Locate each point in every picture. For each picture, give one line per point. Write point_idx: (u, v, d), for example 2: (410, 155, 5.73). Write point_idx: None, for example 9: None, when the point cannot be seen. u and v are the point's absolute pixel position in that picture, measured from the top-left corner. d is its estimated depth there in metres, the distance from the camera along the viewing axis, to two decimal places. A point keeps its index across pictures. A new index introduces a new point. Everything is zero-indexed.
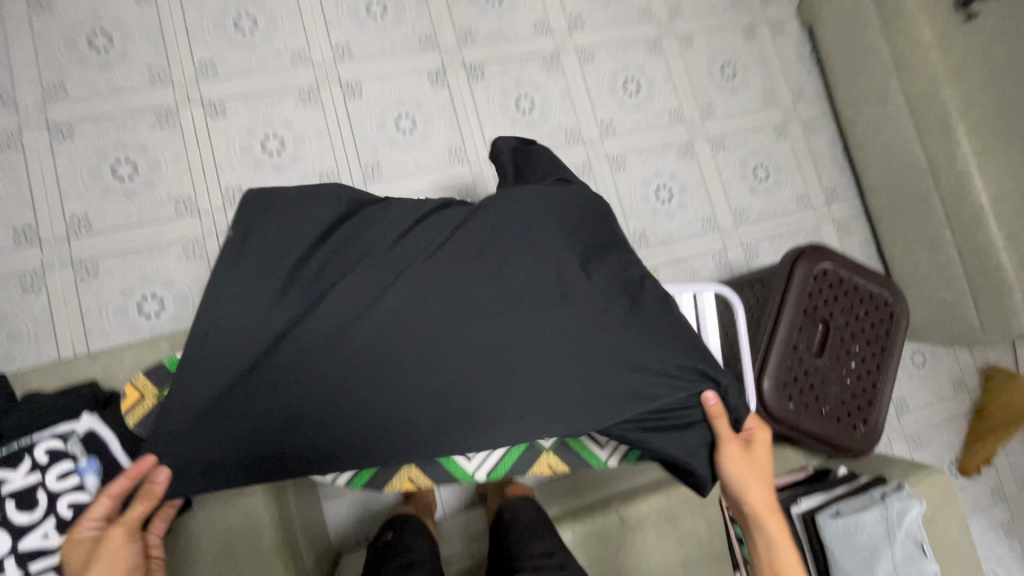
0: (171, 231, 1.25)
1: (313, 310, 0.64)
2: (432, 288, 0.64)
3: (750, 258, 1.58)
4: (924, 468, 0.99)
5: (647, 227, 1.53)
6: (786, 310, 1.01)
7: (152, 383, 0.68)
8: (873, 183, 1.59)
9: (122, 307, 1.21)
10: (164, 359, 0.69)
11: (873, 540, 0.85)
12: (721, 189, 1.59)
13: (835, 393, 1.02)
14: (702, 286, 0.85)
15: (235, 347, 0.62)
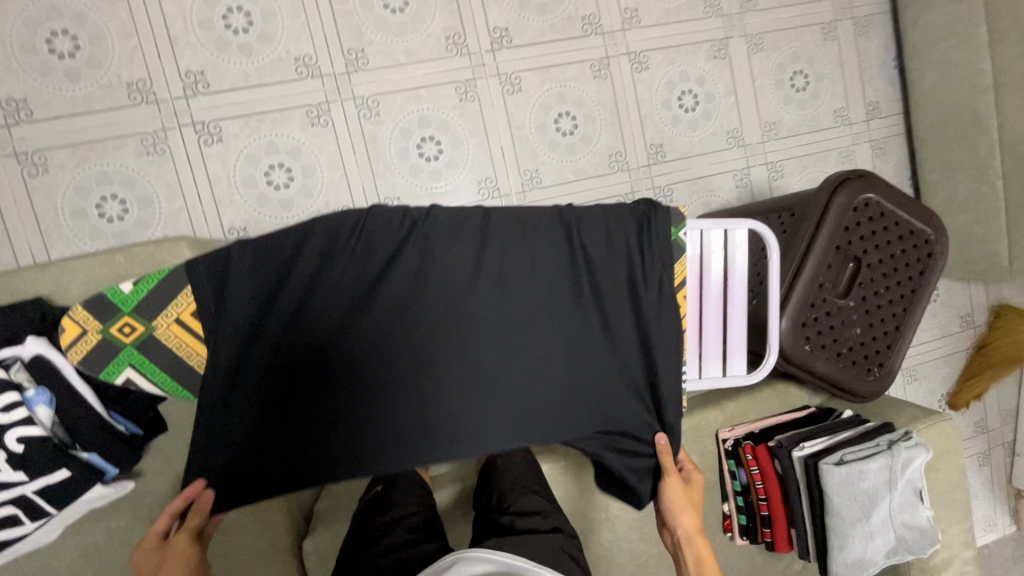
0: (130, 123, 1.09)
1: (307, 255, 0.62)
2: (435, 245, 0.65)
3: (774, 179, 1.44)
4: (934, 416, 0.95)
5: (664, 139, 1.37)
6: (817, 246, 0.91)
7: (94, 316, 0.61)
8: (922, 99, 1.41)
9: (83, 212, 1.09)
10: (106, 290, 0.60)
11: (872, 487, 0.84)
12: (753, 97, 1.41)
13: (855, 336, 0.95)
14: (732, 224, 0.73)
15: (233, 297, 0.61)
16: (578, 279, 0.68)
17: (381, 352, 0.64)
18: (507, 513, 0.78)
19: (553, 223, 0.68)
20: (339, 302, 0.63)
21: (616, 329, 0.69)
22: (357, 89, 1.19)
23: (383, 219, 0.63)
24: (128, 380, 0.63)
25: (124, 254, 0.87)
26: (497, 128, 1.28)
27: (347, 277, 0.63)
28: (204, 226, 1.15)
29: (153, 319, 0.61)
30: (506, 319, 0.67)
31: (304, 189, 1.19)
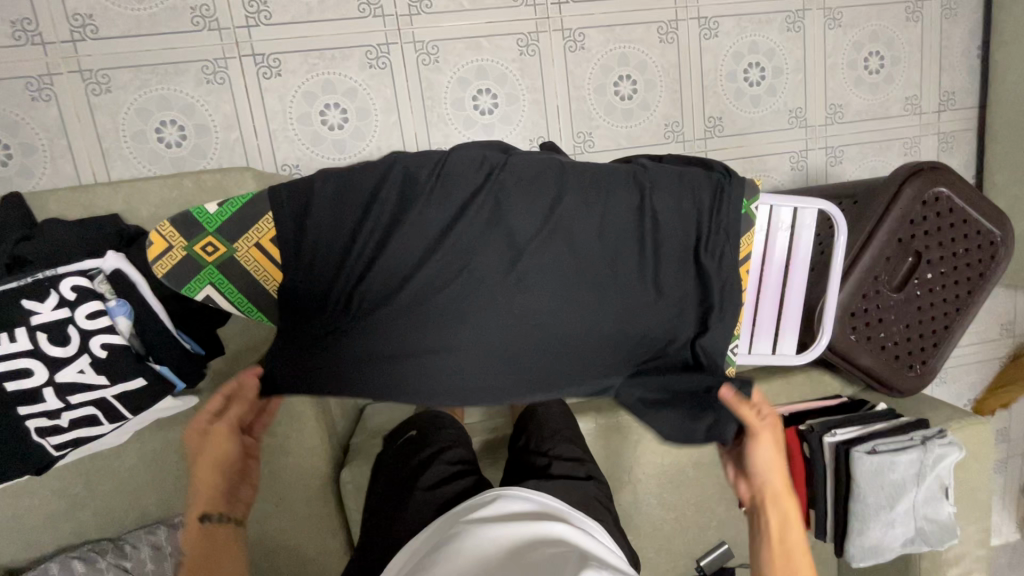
0: (193, 49, 1.09)
1: (387, 190, 0.64)
2: (510, 192, 0.65)
3: (832, 164, 1.40)
4: (971, 418, 0.95)
5: (724, 112, 1.33)
6: (879, 237, 0.89)
7: (180, 233, 0.63)
8: (1001, 95, 1.34)
9: (143, 132, 1.10)
10: (192, 208, 0.62)
11: (900, 478, 0.86)
12: (822, 76, 1.35)
13: (903, 330, 0.94)
14: (804, 203, 0.73)
15: (311, 224, 0.63)
16: (646, 238, 0.68)
17: (447, 290, 0.64)
18: (543, 458, 0.80)
19: (626, 182, 0.68)
20: (408, 244, 0.64)
21: (679, 285, 0.71)
22: (418, 33, 1.16)
23: (462, 163, 0.65)
24: (207, 297, 0.65)
25: (190, 179, 0.88)
26: (555, 86, 1.25)
27: (423, 214, 0.64)
28: (259, 160, 1.16)
29: (236, 242, 0.63)
30: (572, 271, 0.67)
31: (357, 132, 1.19)
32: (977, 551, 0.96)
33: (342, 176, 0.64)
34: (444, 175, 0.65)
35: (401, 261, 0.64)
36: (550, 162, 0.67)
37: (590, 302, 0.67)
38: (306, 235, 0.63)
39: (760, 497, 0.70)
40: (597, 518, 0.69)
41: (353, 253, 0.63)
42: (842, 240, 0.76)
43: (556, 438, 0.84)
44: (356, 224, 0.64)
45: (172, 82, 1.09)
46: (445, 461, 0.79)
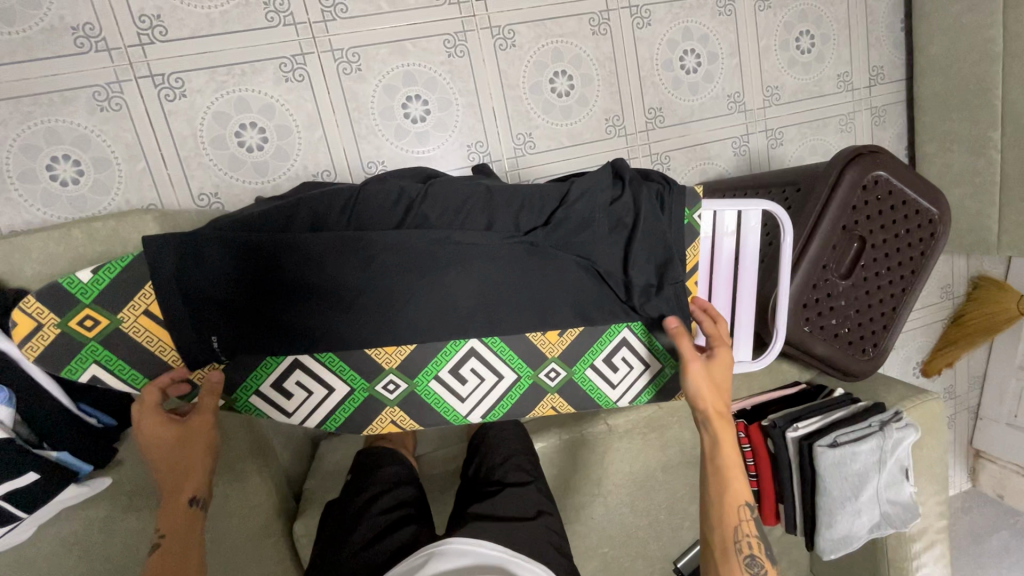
0: (80, 74, 0.97)
1: (298, 227, 0.63)
2: (432, 219, 0.64)
3: (772, 146, 1.40)
4: (922, 395, 0.96)
5: (664, 102, 1.30)
6: (824, 227, 0.89)
7: (49, 309, 0.63)
8: (926, 66, 1.36)
9: (30, 170, 0.98)
10: (61, 279, 0.62)
11: (863, 468, 0.86)
12: (757, 59, 1.34)
13: (853, 316, 0.94)
14: (749, 204, 0.70)
15: (211, 261, 0.63)
16: (578, 248, 0.67)
17: (381, 316, 0.66)
18: (489, 497, 0.74)
19: (550, 194, 0.66)
20: (324, 278, 0.63)
21: (601, 294, 0.70)
22: (336, 40, 1.08)
23: (378, 194, 0.64)
24: (92, 375, 0.67)
25: (81, 229, 0.84)
26: (489, 87, 1.19)
27: (340, 251, 0.62)
28: (171, 192, 1.06)
29: (118, 312, 0.65)
30: (501, 289, 0.67)
31: (279, 152, 1.10)
32: (937, 521, 0.98)
33: (254, 219, 0.63)
34: (361, 209, 0.64)
35: (328, 295, 0.64)
36: (475, 187, 0.66)
37: (520, 317, 0.69)
38: (229, 277, 0.63)
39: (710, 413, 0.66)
40: (544, 564, 0.64)
41: (277, 289, 0.64)
42: (788, 237, 0.74)
43: (505, 467, 0.79)
44: (269, 264, 0.63)
45: (58, 111, 0.97)
46: (385, 507, 0.73)
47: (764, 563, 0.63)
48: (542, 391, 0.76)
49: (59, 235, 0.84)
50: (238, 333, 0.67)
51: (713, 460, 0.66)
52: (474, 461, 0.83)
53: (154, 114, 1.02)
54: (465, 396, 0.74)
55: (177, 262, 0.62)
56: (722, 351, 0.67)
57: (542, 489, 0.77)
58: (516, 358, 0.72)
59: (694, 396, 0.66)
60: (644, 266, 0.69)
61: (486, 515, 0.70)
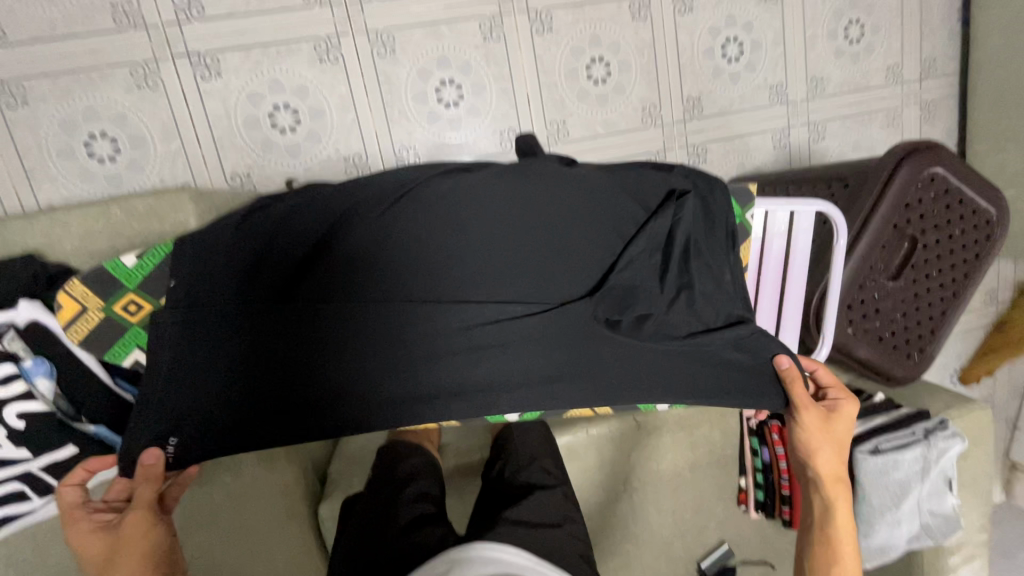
0: (119, 51, 0.97)
1: (334, 217, 0.63)
2: (478, 238, 0.63)
3: (814, 141, 1.35)
4: (968, 403, 0.92)
5: (704, 91, 1.26)
6: (874, 223, 0.85)
7: (94, 293, 0.64)
8: (982, 60, 1.29)
9: (68, 146, 0.98)
10: (106, 264, 0.63)
11: (905, 476, 0.83)
12: (802, 48, 1.28)
13: (900, 319, 0.90)
14: (801, 204, 0.73)
15: (251, 241, 0.63)
16: (621, 280, 0.66)
17: (412, 349, 0.64)
18: (516, 500, 0.73)
19: (606, 216, 0.66)
20: (367, 271, 0.63)
21: (644, 323, 0.67)
22: (371, 22, 1.06)
23: (436, 201, 0.63)
24: (134, 360, 0.67)
25: (120, 207, 0.85)
26: (524, 73, 1.16)
27: (389, 273, 0.63)
28: (205, 172, 1.06)
29: (161, 298, 0.65)
30: (538, 333, 0.65)
31: (312, 134, 1.09)
32: (977, 537, 0.94)
33: (303, 225, 0.63)
34: (417, 227, 0.63)
35: (364, 325, 0.63)
36: (505, 179, 0.64)
37: (551, 368, 0.65)
38: (268, 265, 0.63)
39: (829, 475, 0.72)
40: (567, 571, 0.63)
41: (315, 311, 0.63)
42: (840, 237, 0.75)
43: (531, 469, 0.78)
44: (312, 250, 0.63)
45: (96, 87, 0.98)
46: (406, 501, 0.73)
47: None
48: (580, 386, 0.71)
49: (98, 212, 0.84)
50: (263, 330, 0.64)
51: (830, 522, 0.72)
52: (498, 463, 0.82)
53: (189, 93, 1.02)
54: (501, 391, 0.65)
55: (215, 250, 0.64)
56: (848, 407, 0.74)
57: (567, 493, 0.76)
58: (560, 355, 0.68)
59: (823, 451, 0.73)
60: (682, 254, 0.69)
61: (512, 517, 0.69)
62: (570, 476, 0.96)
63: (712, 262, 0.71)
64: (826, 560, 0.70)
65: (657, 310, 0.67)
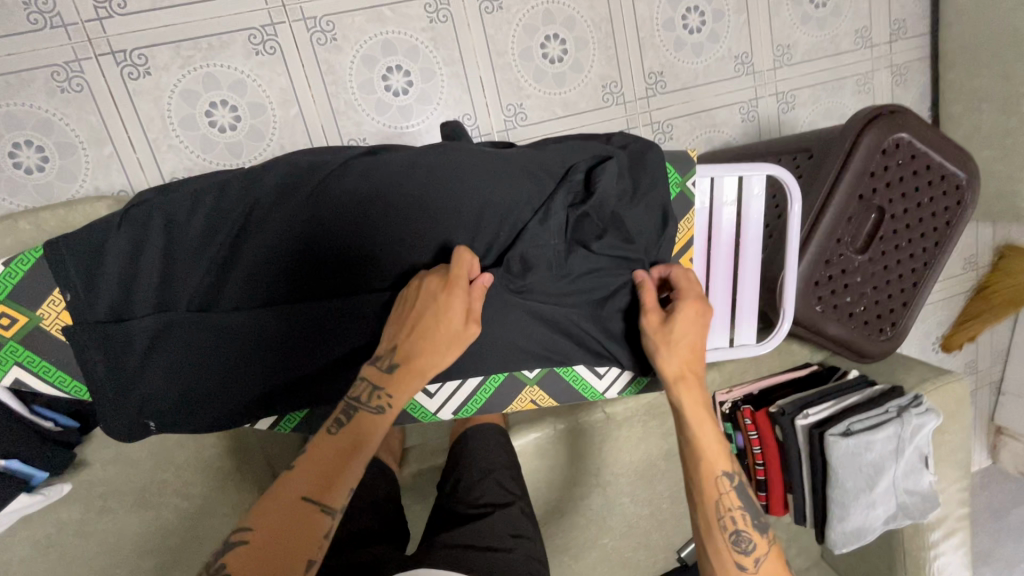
0: (35, 52, 0.91)
1: (242, 207, 0.58)
2: (384, 227, 0.59)
3: (783, 111, 1.30)
4: (945, 376, 0.90)
5: (666, 65, 1.20)
6: (836, 199, 0.81)
7: None
8: (951, 19, 1.24)
9: None
10: None
11: (877, 457, 0.81)
12: (766, 15, 1.23)
13: (870, 293, 0.87)
14: (749, 170, 0.67)
15: (158, 246, 0.58)
16: (536, 264, 0.61)
17: (314, 345, 0.62)
18: (467, 520, 0.70)
19: (524, 202, 0.60)
20: (282, 256, 0.58)
21: (561, 303, 0.64)
22: (307, 8, 1.00)
23: (334, 197, 0.58)
24: (17, 378, 0.61)
25: (30, 220, 0.79)
26: (475, 56, 1.10)
27: (283, 270, 0.59)
28: (141, 177, 1.00)
29: (37, 308, 0.59)
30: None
31: (254, 131, 1.03)
32: (958, 515, 0.93)
33: (202, 226, 0.58)
34: (314, 224, 0.58)
35: (264, 322, 0.60)
36: (431, 155, 0.59)
37: (469, 357, 0.64)
38: (172, 258, 0.59)
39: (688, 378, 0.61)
40: None
41: (214, 313, 0.60)
42: (796, 204, 0.68)
43: (485, 484, 0.75)
44: (221, 243, 0.58)
45: (11, 92, 0.91)
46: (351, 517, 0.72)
47: (750, 536, 0.59)
48: (521, 382, 0.69)
49: (5, 228, 0.78)
50: (170, 328, 0.60)
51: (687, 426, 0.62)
52: (451, 478, 0.79)
53: (115, 95, 0.95)
54: (432, 391, 0.66)
55: (106, 259, 0.58)
56: (688, 304, 0.61)
57: (524, 509, 0.73)
58: (500, 354, 0.65)
59: (659, 358, 0.62)
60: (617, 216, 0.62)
61: (464, 540, 0.66)
62: (534, 479, 0.93)
63: (642, 220, 0.63)
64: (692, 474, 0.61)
65: (576, 299, 0.64)
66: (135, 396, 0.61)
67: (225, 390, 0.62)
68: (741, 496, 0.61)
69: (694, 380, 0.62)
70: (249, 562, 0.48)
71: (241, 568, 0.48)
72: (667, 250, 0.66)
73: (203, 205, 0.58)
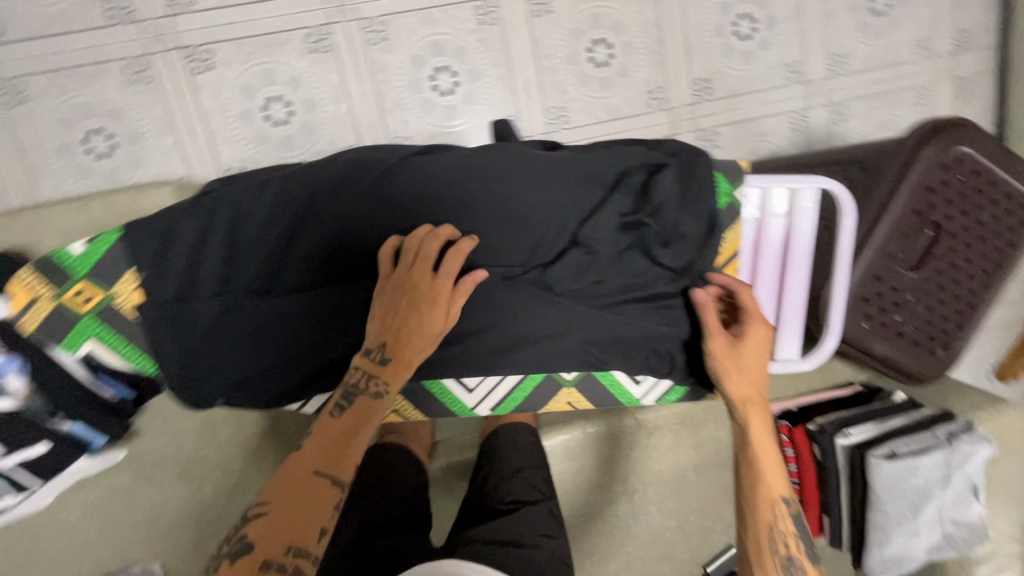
0: (112, 46, 0.97)
1: (300, 199, 0.60)
2: (432, 222, 0.59)
3: (835, 123, 1.26)
4: (1000, 405, 0.86)
5: (714, 72, 1.19)
6: (889, 215, 0.79)
7: (45, 282, 0.62)
8: None
9: (66, 143, 0.99)
10: (56, 252, 0.61)
11: (924, 483, 0.78)
12: (821, 23, 1.20)
13: (923, 313, 0.83)
14: (801, 182, 0.65)
15: (219, 232, 0.60)
16: (582, 270, 0.61)
17: (357, 339, 0.62)
18: (496, 516, 0.71)
19: (571, 206, 0.60)
20: (337, 248, 0.60)
21: (606, 306, 0.62)
22: (363, 9, 1.03)
23: (388, 194, 0.59)
24: (89, 351, 0.64)
25: (100, 202, 0.84)
26: (522, 59, 1.12)
27: (334, 261, 0.60)
28: (200, 166, 1.05)
29: (112, 286, 0.62)
30: (496, 325, 0.60)
31: (305, 126, 1.07)
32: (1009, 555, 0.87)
33: (261, 216, 0.60)
34: (367, 217, 0.59)
35: (311, 310, 0.61)
36: (481, 155, 0.60)
37: (511, 361, 0.62)
38: (228, 245, 0.61)
39: (752, 403, 0.60)
40: None
41: (267, 301, 0.61)
42: (848, 218, 0.66)
43: (515, 482, 0.76)
44: (278, 231, 0.60)
45: (89, 81, 0.98)
46: (384, 503, 0.74)
47: (803, 565, 0.56)
48: (558, 384, 0.65)
49: (80, 207, 0.84)
50: (225, 312, 0.62)
51: (749, 450, 0.59)
52: (482, 471, 0.80)
53: (180, 87, 1.01)
54: (472, 386, 0.63)
55: (172, 243, 0.61)
56: (760, 326, 0.61)
57: (552, 510, 0.74)
58: (540, 358, 0.62)
59: (729, 378, 0.60)
60: (667, 220, 0.61)
61: (491, 538, 0.66)
62: (562, 478, 0.94)
63: (689, 225, 0.61)
64: (747, 499, 0.59)
65: (621, 302, 0.62)
66: (191, 375, 0.63)
67: (272, 376, 0.63)
68: (797, 526, 0.58)
69: (759, 405, 0.60)
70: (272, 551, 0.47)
71: (260, 537, 0.48)
72: (714, 261, 0.64)
73: (263, 196, 0.60)
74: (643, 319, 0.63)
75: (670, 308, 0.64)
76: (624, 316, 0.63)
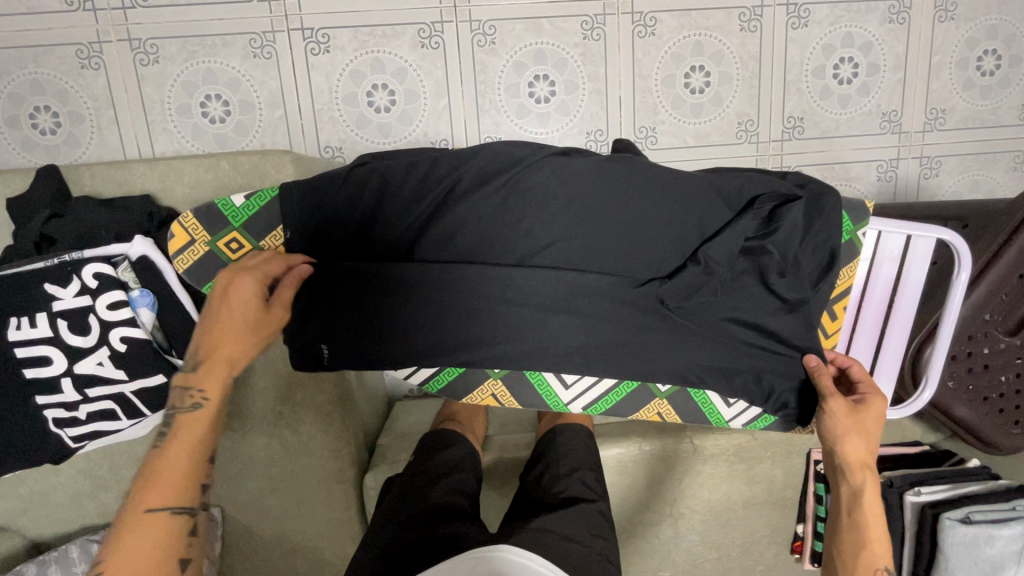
0: (244, 20, 1.04)
1: (438, 181, 0.63)
2: (554, 219, 0.61)
3: (925, 176, 1.23)
4: None
5: (807, 112, 1.18)
6: (992, 275, 0.77)
7: (202, 227, 0.68)
8: None
9: (187, 104, 1.06)
10: (219, 201, 0.67)
11: (998, 555, 0.76)
12: (925, 76, 1.18)
13: (1013, 380, 0.81)
14: (923, 230, 0.66)
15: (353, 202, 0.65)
16: (694, 287, 0.62)
17: (470, 322, 0.62)
18: (554, 509, 0.72)
19: (693, 222, 0.62)
20: (465, 232, 0.62)
21: (710, 324, 0.63)
22: (476, 11, 1.08)
23: (523, 187, 0.61)
24: None
25: (218, 162, 0.90)
26: (620, 76, 1.14)
27: (461, 244, 0.62)
28: (302, 141, 1.11)
29: (260, 239, 0.68)
30: (605, 329, 0.62)
31: (404, 115, 1.12)
32: None
33: (398, 193, 0.64)
34: (498, 207, 0.61)
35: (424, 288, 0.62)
36: (607, 162, 0.62)
37: (608, 365, 0.63)
38: (366, 216, 0.65)
39: (861, 467, 0.62)
40: None
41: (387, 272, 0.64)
42: (965, 271, 0.67)
43: (571, 480, 0.77)
44: (411, 209, 0.63)
45: (217, 50, 1.04)
46: (446, 488, 0.76)
47: None
48: (650, 394, 0.67)
49: (200, 165, 0.90)
50: (348, 278, 0.65)
51: (857, 511, 0.62)
52: (541, 465, 0.81)
53: (296, 65, 1.07)
54: (569, 382, 0.65)
55: (312, 207, 0.66)
56: (878, 399, 0.64)
57: (604, 511, 0.75)
58: (636, 367, 0.63)
59: (846, 439, 0.62)
60: (790, 250, 0.63)
61: (552, 531, 0.68)
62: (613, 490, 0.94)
63: (810, 260, 0.65)
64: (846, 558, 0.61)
65: (731, 322, 0.64)
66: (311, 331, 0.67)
67: (377, 346, 0.65)
68: None
69: (870, 470, 0.63)
70: (159, 509, 0.51)
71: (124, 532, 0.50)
72: (824, 296, 0.66)
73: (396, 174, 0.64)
74: (748, 341, 0.64)
75: (770, 334, 0.64)
76: (732, 336, 0.64)
